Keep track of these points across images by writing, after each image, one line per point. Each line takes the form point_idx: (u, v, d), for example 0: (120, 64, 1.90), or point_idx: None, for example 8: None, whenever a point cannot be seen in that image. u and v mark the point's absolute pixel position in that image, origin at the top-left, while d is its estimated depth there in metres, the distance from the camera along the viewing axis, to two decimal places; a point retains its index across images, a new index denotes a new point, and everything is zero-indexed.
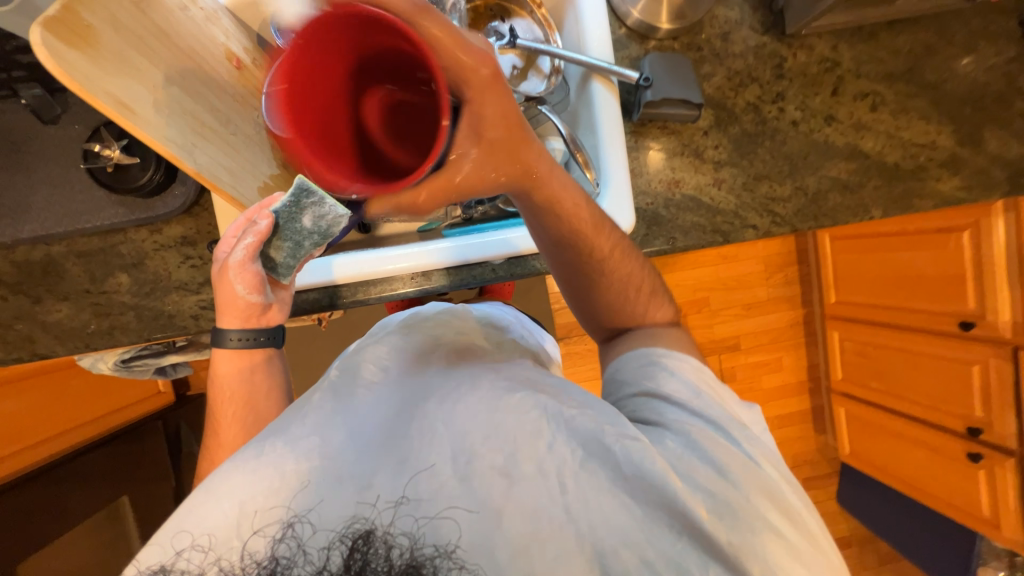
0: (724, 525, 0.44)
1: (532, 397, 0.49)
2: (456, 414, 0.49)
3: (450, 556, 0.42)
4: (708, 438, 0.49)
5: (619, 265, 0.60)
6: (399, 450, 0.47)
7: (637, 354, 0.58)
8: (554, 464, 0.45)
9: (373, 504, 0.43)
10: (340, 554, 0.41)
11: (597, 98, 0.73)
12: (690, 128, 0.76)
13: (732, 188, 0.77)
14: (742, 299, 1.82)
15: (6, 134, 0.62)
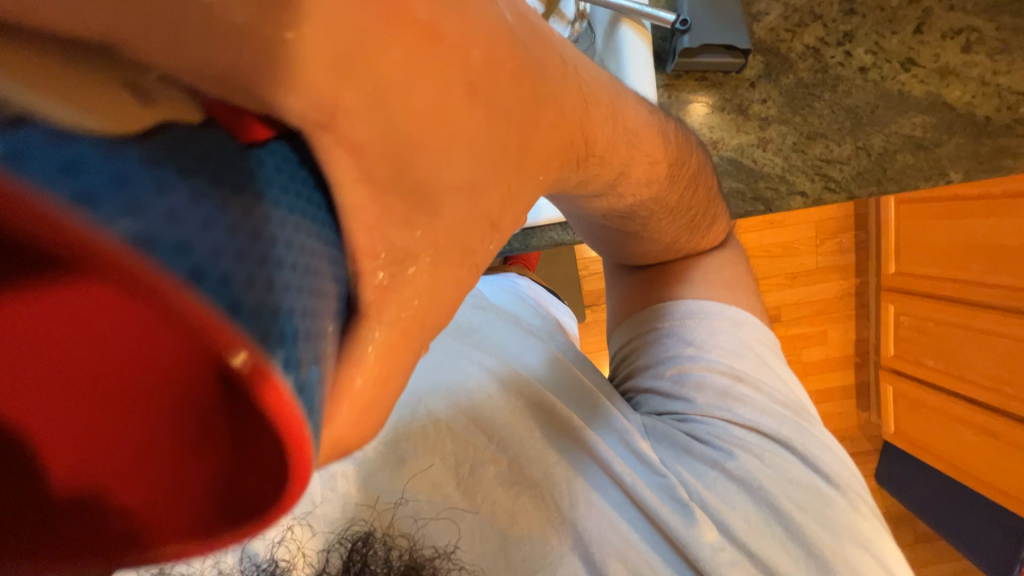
0: (727, 550, 0.50)
1: (524, 408, 0.54)
2: (463, 422, 0.52)
3: (449, 557, 0.48)
4: (729, 466, 0.52)
5: (680, 208, 0.47)
6: (399, 451, 0.51)
7: (658, 318, 0.56)
8: (544, 471, 0.51)
9: (371, 508, 0.49)
10: (339, 556, 0.47)
11: (625, 45, 0.64)
12: (734, 79, 0.67)
13: (780, 149, 0.67)
14: (787, 267, 1.70)
15: None
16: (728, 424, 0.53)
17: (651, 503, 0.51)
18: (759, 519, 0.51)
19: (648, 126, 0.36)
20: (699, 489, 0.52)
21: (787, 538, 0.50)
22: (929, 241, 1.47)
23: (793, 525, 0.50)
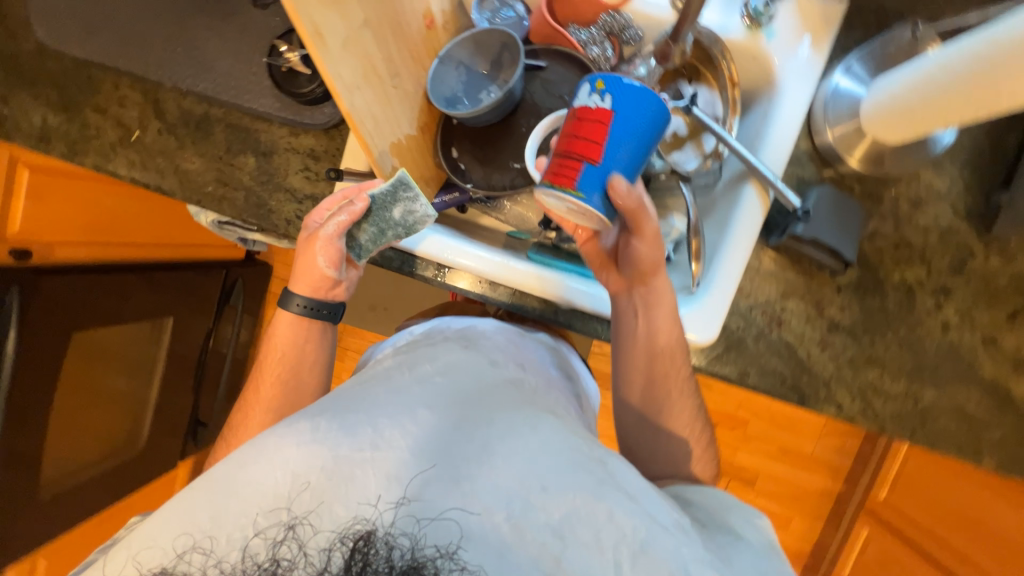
0: None
1: (569, 451, 0.48)
2: (505, 447, 0.47)
3: (452, 558, 0.40)
4: None
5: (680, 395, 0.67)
6: (448, 465, 0.45)
7: (710, 497, 0.56)
8: (587, 531, 0.43)
9: (373, 505, 0.42)
10: (340, 555, 0.40)
11: (741, 202, 0.67)
12: (824, 276, 0.68)
13: (836, 357, 0.69)
14: (783, 440, 1.66)
15: (225, 3, 0.69)
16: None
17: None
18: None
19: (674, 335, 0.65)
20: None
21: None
22: (929, 490, 1.41)
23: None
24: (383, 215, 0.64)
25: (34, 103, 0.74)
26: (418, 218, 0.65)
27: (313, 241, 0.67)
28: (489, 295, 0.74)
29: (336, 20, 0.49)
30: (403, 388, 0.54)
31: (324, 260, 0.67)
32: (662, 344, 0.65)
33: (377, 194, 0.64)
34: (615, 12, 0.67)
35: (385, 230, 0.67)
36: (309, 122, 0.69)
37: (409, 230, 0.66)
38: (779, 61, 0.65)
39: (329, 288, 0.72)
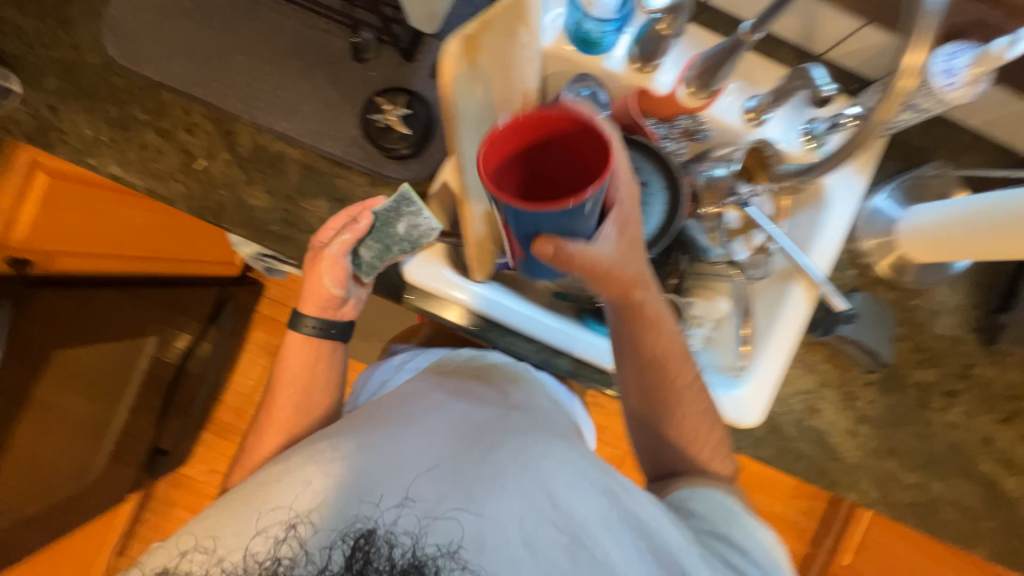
0: None
1: (580, 477, 0.55)
2: (510, 477, 0.53)
3: (452, 558, 0.50)
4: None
5: (692, 401, 0.63)
6: (463, 483, 0.53)
7: (709, 497, 0.58)
8: (604, 540, 0.52)
9: (374, 508, 0.52)
10: (341, 553, 0.50)
11: (791, 297, 0.73)
12: (856, 370, 0.74)
13: (861, 446, 0.75)
14: (758, 501, 1.74)
15: (321, 49, 0.70)
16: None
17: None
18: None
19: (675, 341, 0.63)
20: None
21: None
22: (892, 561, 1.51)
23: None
24: (387, 231, 0.64)
25: (90, 118, 0.70)
26: (421, 232, 0.64)
27: (318, 260, 0.66)
28: (540, 357, 0.74)
29: (473, 100, 0.53)
30: (420, 420, 0.60)
31: (331, 281, 0.67)
32: (651, 355, 0.62)
33: (380, 211, 0.64)
34: (691, 115, 0.73)
35: (389, 246, 0.66)
36: (393, 175, 0.70)
37: (412, 246, 0.66)
38: (828, 178, 0.73)
39: (337, 306, 0.71)
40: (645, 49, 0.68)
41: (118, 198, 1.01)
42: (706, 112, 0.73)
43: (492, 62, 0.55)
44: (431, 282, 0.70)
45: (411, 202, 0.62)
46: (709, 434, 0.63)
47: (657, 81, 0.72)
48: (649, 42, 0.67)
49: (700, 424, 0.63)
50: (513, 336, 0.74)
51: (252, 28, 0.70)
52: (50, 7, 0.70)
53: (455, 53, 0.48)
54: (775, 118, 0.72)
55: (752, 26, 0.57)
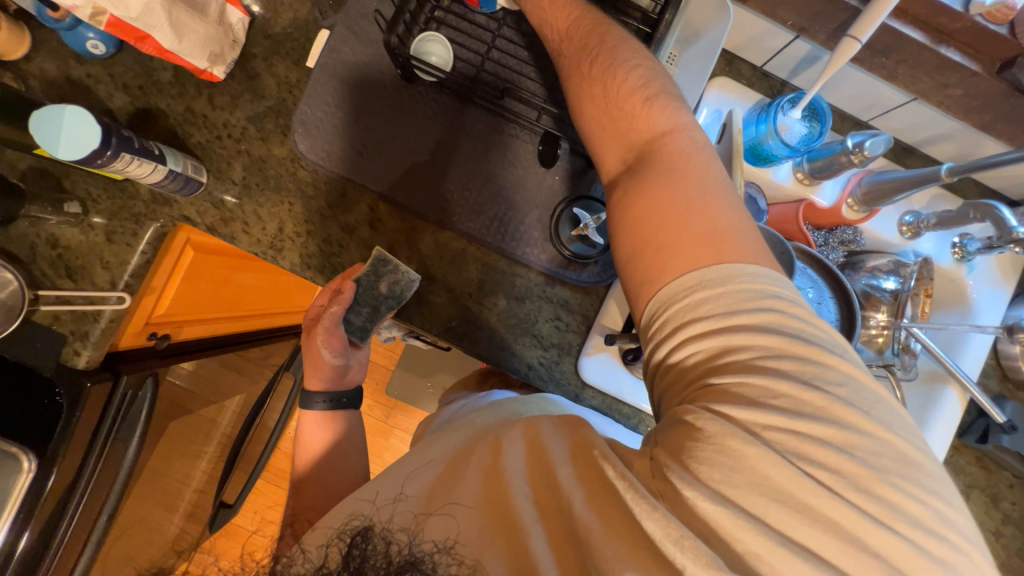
0: (822, 526, 0.39)
1: (562, 437, 0.48)
2: (486, 447, 0.49)
3: (450, 553, 0.43)
4: (828, 434, 0.41)
5: (718, 204, 0.49)
6: (453, 476, 0.48)
7: (716, 298, 0.45)
8: (555, 459, 0.46)
9: (373, 505, 0.48)
10: (338, 549, 0.45)
11: (944, 402, 0.77)
12: (1003, 473, 0.77)
13: (1007, 548, 0.77)
14: None
15: (508, 153, 0.72)
16: (777, 431, 0.41)
17: (711, 521, 0.39)
18: (865, 516, 0.39)
19: (696, 150, 0.52)
20: (763, 508, 0.39)
21: (896, 520, 0.39)
22: None
23: (897, 502, 0.40)
24: (372, 292, 0.67)
25: (275, 210, 0.71)
26: (404, 285, 0.67)
27: (313, 338, 0.67)
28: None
29: None
30: (419, 447, 0.55)
31: (327, 351, 0.66)
32: (641, 150, 0.53)
33: (361, 275, 0.67)
34: (850, 227, 0.77)
35: (378, 307, 0.68)
36: (574, 278, 0.71)
37: (400, 302, 0.68)
38: (976, 294, 0.77)
39: (345, 374, 0.69)
40: (822, 169, 0.70)
41: (243, 265, 0.99)
42: (862, 226, 0.77)
43: None
44: (607, 381, 0.71)
45: (386, 260, 0.67)
46: (679, 230, 0.47)
47: (820, 193, 0.74)
48: (829, 165, 0.69)
49: (648, 234, 0.49)
50: None
51: (442, 128, 0.72)
52: (240, 98, 0.71)
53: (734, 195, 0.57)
54: (927, 235, 0.76)
55: (951, 170, 0.61)
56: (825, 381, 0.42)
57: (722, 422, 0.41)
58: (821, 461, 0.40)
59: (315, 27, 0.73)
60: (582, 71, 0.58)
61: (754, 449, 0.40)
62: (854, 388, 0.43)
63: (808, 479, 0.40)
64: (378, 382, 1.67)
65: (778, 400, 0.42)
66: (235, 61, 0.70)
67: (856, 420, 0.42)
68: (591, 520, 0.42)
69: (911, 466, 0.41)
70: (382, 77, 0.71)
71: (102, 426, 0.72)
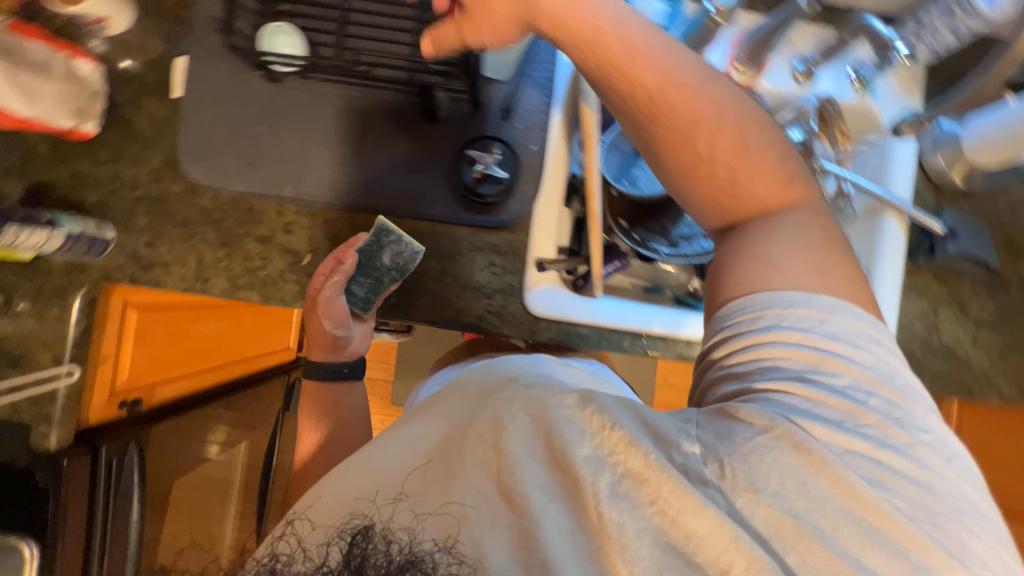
0: (851, 529, 0.39)
1: (561, 406, 0.47)
2: (503, 429, 0.49)
3: (449, 551, 0.46)
4: (889, 449, 0.40)
5: (807, 219, 0.47)
6: (451, 465, 0.50)
7: (798, 313, 0.43)
8: (575, 441, 0.45)
9: (372, 503, 0.50)
10: (339, 551, 0.47)
11: (886, 231, 0.77)
12: (963, 282, 0.78)
13: (988, 350, 0.78)
14: None
15: (393, 120, 0.72)
16: (855, 454, 0.40)
17: None
18: (914, 542, 0.38)
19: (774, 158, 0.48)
20: (832, 525, 0.39)
21: (949, 562, 0.38)
22: None
23: (954, 547, 0.38)
24: (374, 264, 0.69)
25: (189, 245, 0.71)
26: (408, 259, 0.69)
27: (315, 309, 0.69)
28: (673, 353, 0.76)
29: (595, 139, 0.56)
30: (415, 424, 0.56)
31: (329, 321, 0.68)
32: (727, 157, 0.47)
33: (363, 247, 0.69)
34: (747, 90, 0.75)
35: (382, 278, 0.70)
36: (493, 219, 0.72)
37: (401, 274, 0.69)
38: (886, 116, 0.77)
39: (345, 345, 0.72)
40: (695, 42, 0.70)
41: (195, 314, 0.98)
42: (759, 85, 0.76)
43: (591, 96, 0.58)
44: (557, 308, 0.71)
45: (389, 232, 0.68)
46: (775, 243, 0.45)
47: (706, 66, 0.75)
48: (699, 34, 0.68)
49: (719, 218, 0.49)
50: (642, 339, 0.75)
51: (324, 117, 0.72)
52: (122, 149, 0.71)
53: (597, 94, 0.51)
54: (822, 75, 0.77)
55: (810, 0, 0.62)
56: (913, 425, 0.41)
57: (801, 436, 0.40)
58: (888, 483, 0.39)
59: (168, 57, 0.72)
60: (638, 78, 0.47)
61: (830, 468, 0.39)
62: (940, 439, 0.42)
63: (876, 499, 0.39)
64: (382, 394, 1.68)
65: (851, 414, 0.41)
66: (104, 114, 0.71)
67: (938, 465, 0.40)
68: (621, 514, 0.41)
69: (981, 519, 0.40)
70: (249, 86, 0.71)
71: (97, 502, 0.75)
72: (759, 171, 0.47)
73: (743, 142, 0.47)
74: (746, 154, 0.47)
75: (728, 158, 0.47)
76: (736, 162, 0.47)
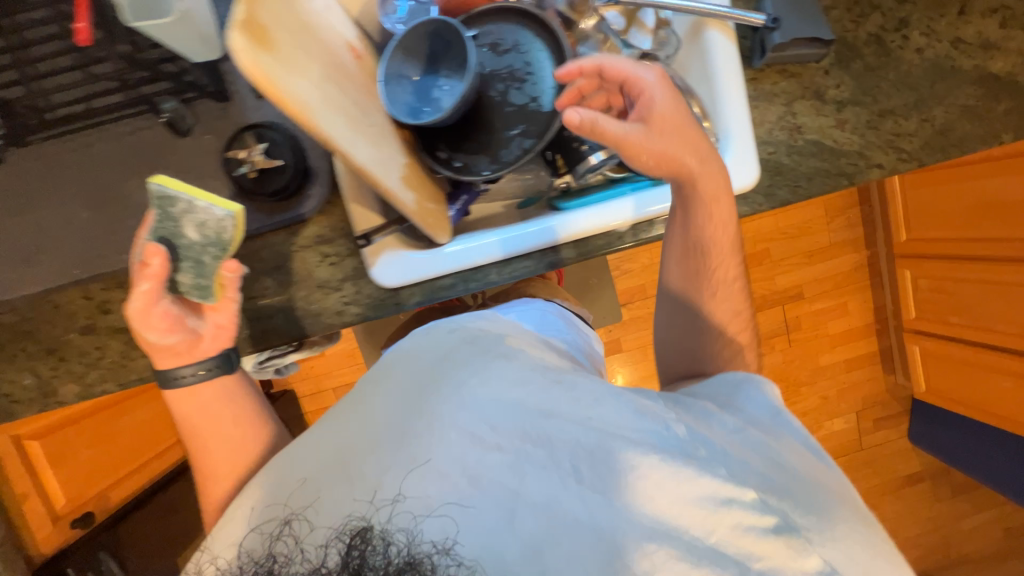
0: (770, 499, 0.46)
1: (534, 386, 0.51)
2: (489, 408, 0.49)
3: (449, 554, 0.43)
4: (796, 454, 0.50)
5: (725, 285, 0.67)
6: (410, 447, 0.48)
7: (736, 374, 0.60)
8: (581, 404, 0.50)
9: (371, 503, 0.46)
10: (336, 552, 0.44)
11: (713, 46, 0.69)
12: (810, 67, 0.71)
13: (856, 128, 0.74)
14: (805, 246, 1.82)
15: (144, 151, 0.63)
16: (797, 454, 0.50)
17: None
18: (830, 535, 0.45)
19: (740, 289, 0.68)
20: (757, 496, 0.46)
21: (854, 553, 0.44)
22: (928, 206, 1.58)
23: (863, 543, 0.45)
24: (183, 246, 0.57)
25: (15, 366, 0.66)
26: (217, 227, 0.56)
27: (146, 321, 0.59)
28: (544, 263, 0.72)
29: (306, 86, 0.46)
30: (370, 404, 0.54)
31: (159, 330, 0.58)
32: (702, 240, 0.65)
33: (161, 232, 0.57)
34: None
35: (202, 258, 0.58)
36: (300, 210, 0.65)
37: (222, 246, 0.57)
38: None
39: (199, 345, 0.61)
40: None
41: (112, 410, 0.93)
42: None
43: (286, 28, 0.47)
44: (405, 274, 0.66)
45: (171, 200, 0.55)
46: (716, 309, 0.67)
47: None
48: None
49: (683, 288, 0.68)
50: (507, 265, 0.71)
51: (72, 179, 0.63)
52: None
53: (253, 47, 0.40)
54: None
55: None
56: (815, 451, 0.52)
57: (770, 419, 0.53)
58: (807, 474, 0.49)
59: None
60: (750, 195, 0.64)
61: (785, 447, 0.51)
62: (835, 470, 0.51)
63: (798, 476, 0.48)
64: None
65: (763, 432, 0.52)
66: None
67: (830, 475, 0.50)
68: (613, 494, 0.45)
69: (879, 538, 0.46)
70: None
71: None
72: (728, 293, 0.67)
73: (725, 252, 0.67)
74: (720, 252, 0.66)
75: (727, 279, 0.67)
76: (731, 280, 0.67)
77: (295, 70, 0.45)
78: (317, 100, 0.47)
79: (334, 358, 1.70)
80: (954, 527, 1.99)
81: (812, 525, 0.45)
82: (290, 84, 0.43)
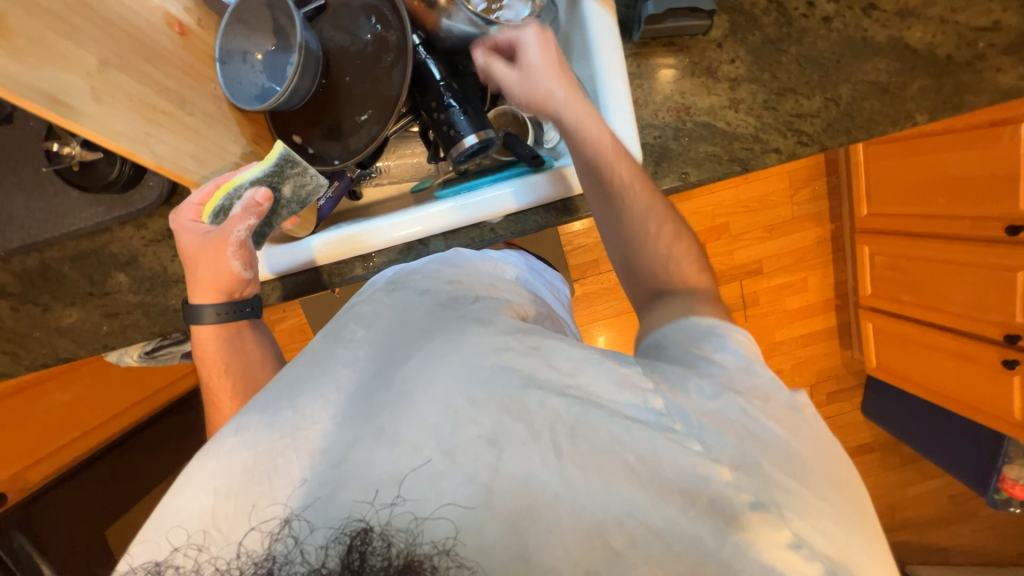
0: (748, 482, 0.36)
1: (494, 359, 0.41)
2: (434, 380, 0.40)
3: (449, 555, 0.34)
4: (789, 414, 0.40)
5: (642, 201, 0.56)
6: (377, 419, 0.39)
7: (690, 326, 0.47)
8: (565, 362, 0.41)
9: (370, 502, 0.35)
10: (336, 556, 0.33)
11: (589, 16, 0.64)
12: (698, 41, 0.67)
13: (752, 108, 0.68)
14: (765, 221, 1.72)
15: None
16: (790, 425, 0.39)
17: None
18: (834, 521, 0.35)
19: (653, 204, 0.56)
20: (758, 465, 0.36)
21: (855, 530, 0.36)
22: (891, 178, 1.49)
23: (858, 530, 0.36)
24: (280, 200, 0.59)
25: None
26: (311, 191, 0.61)
27: (213, 252, 0.59)
28: (411, 257, 0.69)
29: (66, 78, 0.41)
30: (338, 368, 0.44)
31: (236, 264, 0.60)
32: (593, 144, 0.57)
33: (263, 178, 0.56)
34: None
35: (280, 211, 0.61)
36: (141, 205, 0.62)
37: (305, 205, 0.63)
38: None
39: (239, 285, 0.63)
40: None
41: (30, 392, 0.96)
42: None
43: (46, 12, 0.40)
44: (270, 261, 0.66)
45: (295, 160, 0.56)
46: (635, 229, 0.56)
47: None
48: None
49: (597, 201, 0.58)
50: (373, 259, 0.69)
51: None
52: None
53: None
54: None
55: None
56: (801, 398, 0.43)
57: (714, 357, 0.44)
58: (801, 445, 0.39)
59: None
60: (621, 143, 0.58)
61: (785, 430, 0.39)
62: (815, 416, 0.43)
63: (796, 442, 0.38)
64: None
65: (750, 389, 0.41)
66: None
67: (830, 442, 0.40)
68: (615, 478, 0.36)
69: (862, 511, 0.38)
70: None
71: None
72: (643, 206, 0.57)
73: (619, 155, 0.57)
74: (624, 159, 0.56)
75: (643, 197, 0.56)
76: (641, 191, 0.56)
77: (55, 65, 0.40)
78: (87, 96, 0.43)
79: (284, 333, 1.69)
80: (900, 499, 1.99)
81: (798, 504, 0.35)
82: (37, 84, 0.39)
